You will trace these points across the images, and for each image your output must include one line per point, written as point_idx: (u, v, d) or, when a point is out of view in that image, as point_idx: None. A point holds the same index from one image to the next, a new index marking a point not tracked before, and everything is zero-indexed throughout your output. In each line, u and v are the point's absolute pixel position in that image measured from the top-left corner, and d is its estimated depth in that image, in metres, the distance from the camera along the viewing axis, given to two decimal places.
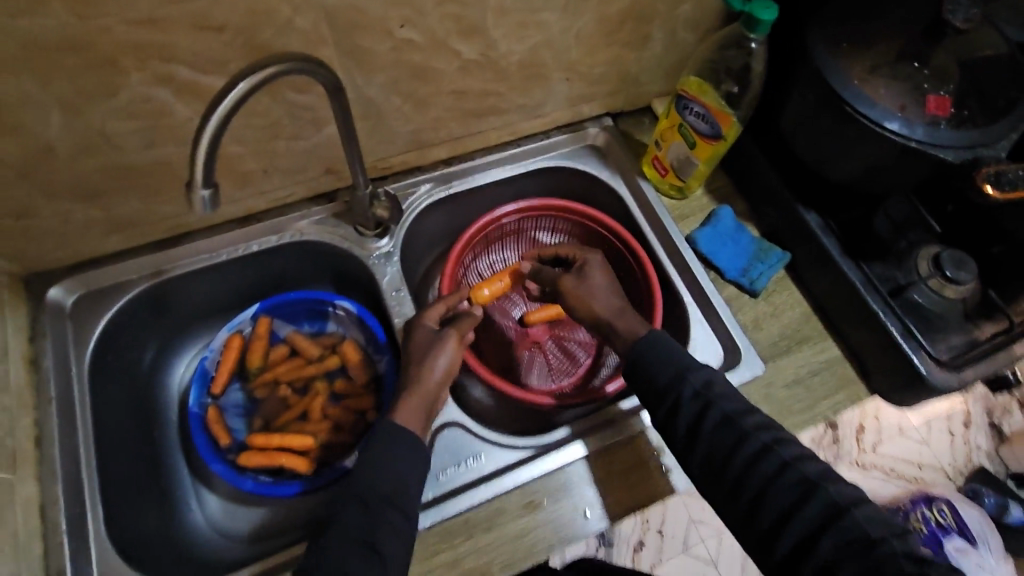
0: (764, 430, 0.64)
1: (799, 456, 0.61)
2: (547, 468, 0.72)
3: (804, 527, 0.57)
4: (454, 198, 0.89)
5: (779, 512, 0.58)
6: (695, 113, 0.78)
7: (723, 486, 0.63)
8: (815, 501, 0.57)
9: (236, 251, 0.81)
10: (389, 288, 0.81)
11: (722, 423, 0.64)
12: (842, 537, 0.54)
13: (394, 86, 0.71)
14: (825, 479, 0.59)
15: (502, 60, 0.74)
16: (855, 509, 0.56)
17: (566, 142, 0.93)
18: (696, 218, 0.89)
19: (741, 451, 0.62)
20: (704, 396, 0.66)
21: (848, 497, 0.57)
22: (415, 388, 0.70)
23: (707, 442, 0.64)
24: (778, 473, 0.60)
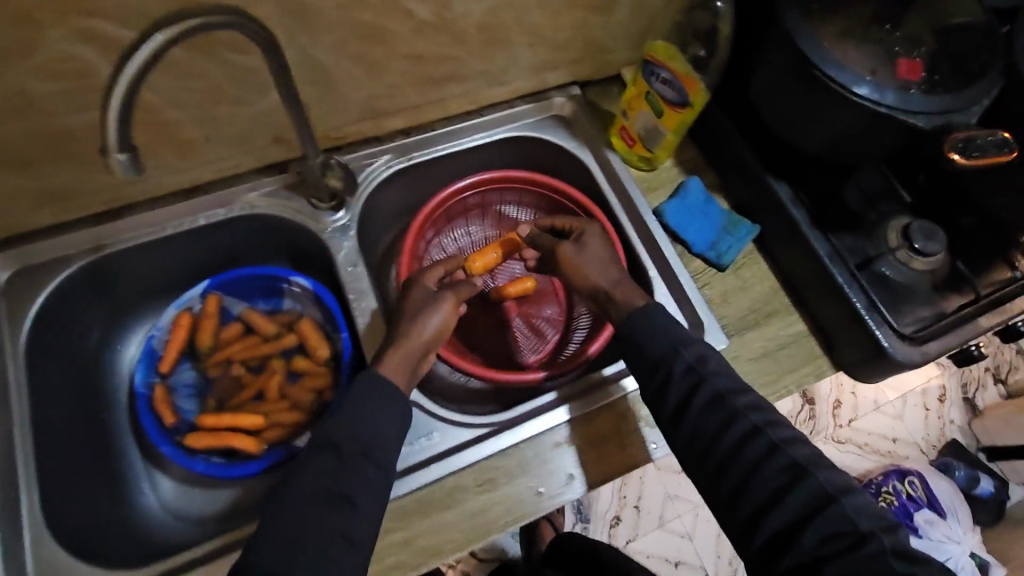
0: (754, 411, 0.64)
1: (787, 440, 0.62)
2: (523, 434, 0.70)
3: (789, 516, 0.58)
4: (415, 169, 0.85)
5: (764, 498, 0.59)
6: (662, 79, 0.74)
7: (708, 469, 0.63)
8: (804, 489, 0.58)
9: (182, 224, 0.77)
10: (344, 264, 0.78)
11: (710, 403, 0.64)
12: (827, 527, 0.56)
13: (343, 49, 0.66)
14: (812, 465, 0.60)
15: (458, 22, 0.70)
16: (842, 499, 0.57)
17: (531, 112, 0.90)
18: (664, 191, 0.86)
19: (731, 434, 0.63)
20: (696, 373, 0.66)
21: (838, 487, 0.58)
22: (404, 341, 0.69)
23: (695, 420, 0.64)
24: (765, 460, 0.61)
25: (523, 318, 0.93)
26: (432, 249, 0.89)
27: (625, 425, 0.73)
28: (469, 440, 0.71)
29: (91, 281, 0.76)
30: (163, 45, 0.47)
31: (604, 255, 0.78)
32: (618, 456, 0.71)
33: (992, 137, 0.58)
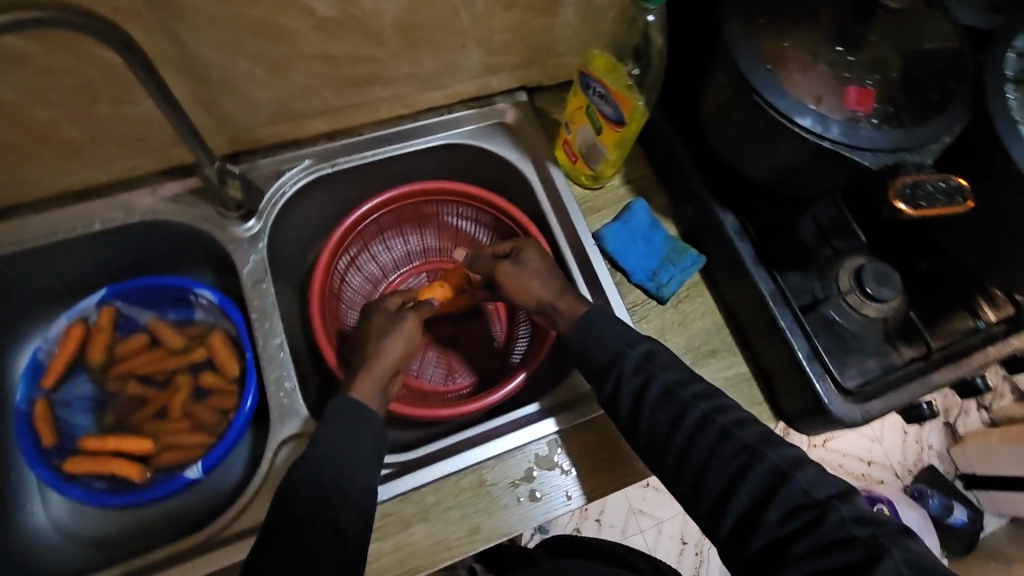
0: (705, 399, 0.60)
1: (739, 424, 0.58)
2: (471, 459, 0.65)
3: (748, 496, 0.53)
4: (339, 177, 0.78)
5: (723, 481, 0.55)
6: (598, 94, 0.68)
7: (667, 461, 0.59)
8: (757, 472, 0.54)
9: (75, 229, 0.70)
10: (250, 280, 0.72)
11: (663, 396, 0.61)
12: (787, 502, 0.51)
13: (235, 46, 0.60)
14: (764, 443, 0.56)
15: (373, 21, 0.63)
16: (798, 472, 0.53)
17: (472, 118, 0.83)
18: (610, 212, 0.80)
19: (682, 425, 0.59)
20: (645, 368, 0.62)
21: (790, 460, 0.54)
22: (372, 363, 0.66)
23: (649, 416, 0.61)
24: (721, 445, 0.56)
25: (460, 335, 0.87)
26: (343, 263, 0.81)
27: (541, 469, 0.66)
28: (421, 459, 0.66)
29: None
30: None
31: (543, 268, 0.72)
32: (531, 506, 0.64)
33: (943, 182, 0.51)
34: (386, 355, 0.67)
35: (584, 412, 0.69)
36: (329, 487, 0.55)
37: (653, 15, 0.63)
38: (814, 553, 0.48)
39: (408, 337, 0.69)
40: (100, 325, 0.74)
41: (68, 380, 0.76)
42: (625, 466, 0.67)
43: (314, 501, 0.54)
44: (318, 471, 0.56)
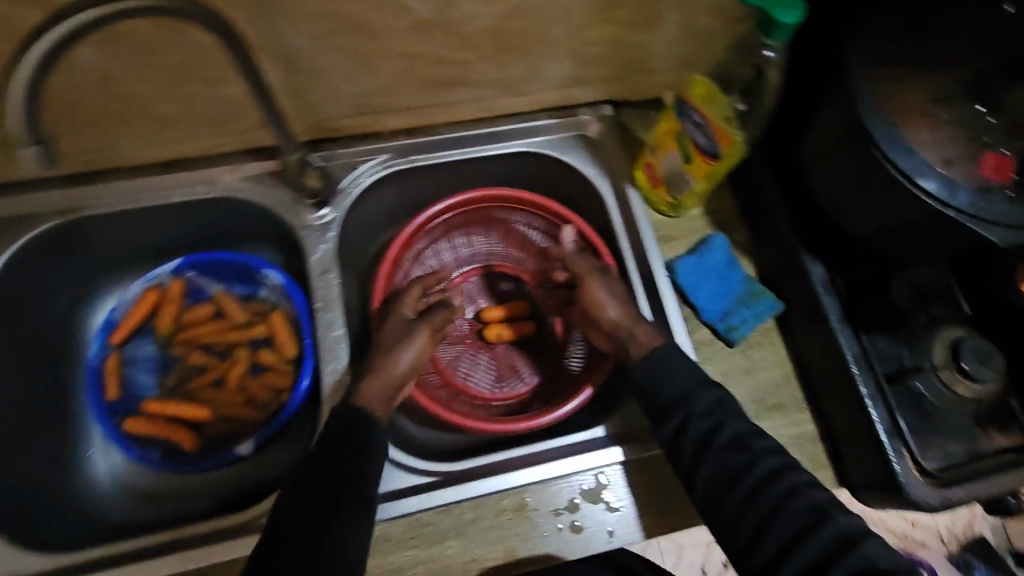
0: (774, 453, 0.58)
1: (809, 483, 0.55)
2: (513, 482, 0.63)
3: (814, 552, 0.51)
4: (413, 173, 0.78)
5: (787, 537, 0.52)
6: (695, 123, 0.64)
7: (727, 510, 0.56)
8: (826, 531, 0.51)
9: (158, 199, 0.72)
10: (316, 267, 0.72)
11: (730, 443, 0.58)
12: (851, 565, 0.49)
13: (329, 40, 0.59)
14: (834, 505, 0.53)
15: (464, 25, 0.61)
16: (864, 540, 0.51)
17: (553, 127, 0.81)
18: (685, 242, 0.76)
19: (748, 477, 0.56)
20: (717, 413, 0.60)
21: (859, 527, 0.52)
22: (376, 373, 0.65)
23: (713, 461, 0.57)
24: (790, 500, 0.54)
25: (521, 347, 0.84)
26: (409, 259, 0.81)
27: (582, 503, 0.64)
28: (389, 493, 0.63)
29: (55, 255, 0.72)
30: (79, 30, 0.42)
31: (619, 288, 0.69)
32: (569, 539, 0.62)
33: None
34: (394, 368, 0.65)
35: (631, 451, 0.66)
36: (342, 471, 0.56)
37: (771, 50, 0.59)
38: None
39: (416, 348, 0.67)
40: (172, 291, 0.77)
41: (137, 339, 0.78)
42: (665, 513, 0.64)
43: (320, 484, 0.55)
44: (334, 449, 0.58)
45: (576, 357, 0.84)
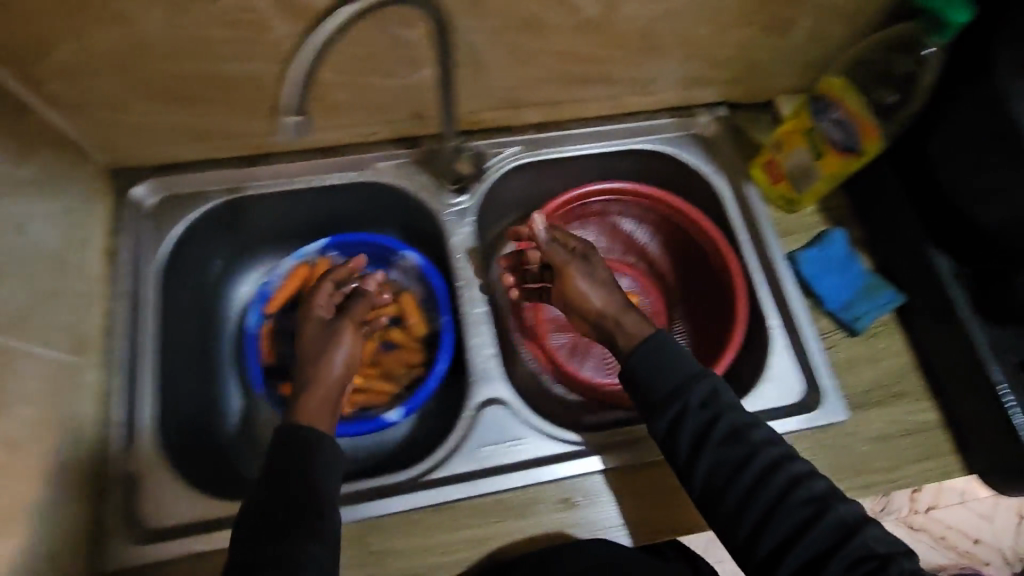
0: (771, 444, 0.59)
1: (803, 473, 0.58)
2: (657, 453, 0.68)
3: (813, 544, 0.55)
4: (542, 166, 0.83)
5: (791, 527, 0.56)
6: (833, 120, 0.69)
7: (729, 500, 0.58)
8: (827, 521, 0.55)
9: (312, 180, 0.78)
10: (457, 248, 0.78)
11: (730, 436, 0.59)
12: (852, 555, 0.54)
13: (501, 37, 0.64)
14: (833, 496, 0.57)
15: (622, 25, 0.66)
16: (860, 524, 0.55)
17: (672, 126, 0.85)
18: (803, 236, 0.80)
19: (748, 469, 0.58)
20: (713, 405, 0.60)
21: (855, 515, 0.56)
22: (313, 385, 0.65)
23: (713, 456, 0.59)
24: (792, 494, 0.56)
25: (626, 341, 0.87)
26: None
27: None
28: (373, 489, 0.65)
29: (215, 227, 0.78)
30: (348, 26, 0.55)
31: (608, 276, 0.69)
32: None
33: None
34: (323, 372, 0.67)
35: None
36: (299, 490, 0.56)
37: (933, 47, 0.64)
38: None
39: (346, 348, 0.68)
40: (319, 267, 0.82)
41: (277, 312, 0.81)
42: None
43: (288, 503, 0.55)
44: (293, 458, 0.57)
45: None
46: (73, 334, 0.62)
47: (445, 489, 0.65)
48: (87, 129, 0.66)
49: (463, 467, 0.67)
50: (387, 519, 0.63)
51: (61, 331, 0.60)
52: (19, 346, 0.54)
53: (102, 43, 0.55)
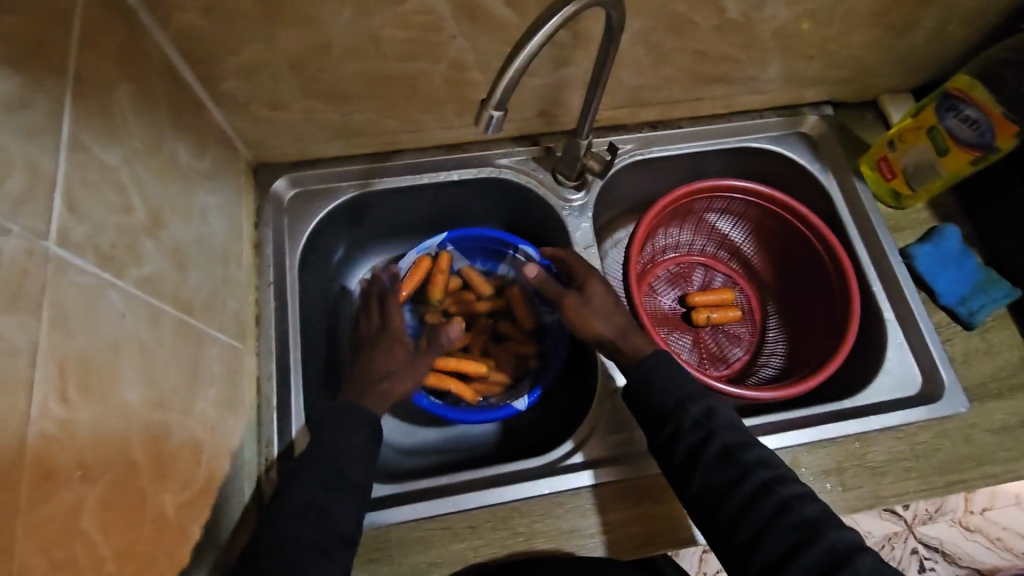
0: (765, 465, 0.57)
1: (795, 497, 0.55)
2: (789, 440, 0.71)
3: (805, 570, 0.51)
4: (654, 162, 0.86)
5: (779, 550, 0.53)
6: (961, 117, 0.71)
7: (721, 516, 0.56)
8: (814, 548, 0.52)
9: (437, 176, 0.80)
10: (579, 243, 0.79)
11: (721, 456, 0.57)
12: None
13: (644, 36, 0.68)
14: (826, 523, 0.53)
15: (758, 25, 0.70)
16: (851, 556, 0.51)
17: (779, 125, 0.87)
18: (913, 232, 0.82)
19: (741, 489, 0.56)
20: (706, 424, 0.59)
21: (849, 543, 0.52)
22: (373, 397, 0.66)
23: (704, 473, 0.57)
24: (781, 518, 0.54)
25: (717, 334, 0.90)
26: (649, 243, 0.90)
27: (847, 467, 0.70)
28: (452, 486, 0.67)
29: (343, 221, 0.80)
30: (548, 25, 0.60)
31: (609, 304, 0.70)
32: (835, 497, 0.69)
33: None
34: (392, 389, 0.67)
35: (885, 421, 0.72)
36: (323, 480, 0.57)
37: None
38: None
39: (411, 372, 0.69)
40: (441, 260, 0.83)
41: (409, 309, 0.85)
42: (926, 478, 0.70)
43: (305, 494, 0.55)
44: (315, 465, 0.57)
45: (775, 348, 0.89)
46: (238, 319, 0.66)
47: (577, 475, 0.67)
48: (245, 126, 0.70)
49: (591, 453, 0.69)
50: (524, 502, 0.66)
51: (230, 318, 0.63)
52: (207, 330, 0.57)
53: (288, 43, 0.59)
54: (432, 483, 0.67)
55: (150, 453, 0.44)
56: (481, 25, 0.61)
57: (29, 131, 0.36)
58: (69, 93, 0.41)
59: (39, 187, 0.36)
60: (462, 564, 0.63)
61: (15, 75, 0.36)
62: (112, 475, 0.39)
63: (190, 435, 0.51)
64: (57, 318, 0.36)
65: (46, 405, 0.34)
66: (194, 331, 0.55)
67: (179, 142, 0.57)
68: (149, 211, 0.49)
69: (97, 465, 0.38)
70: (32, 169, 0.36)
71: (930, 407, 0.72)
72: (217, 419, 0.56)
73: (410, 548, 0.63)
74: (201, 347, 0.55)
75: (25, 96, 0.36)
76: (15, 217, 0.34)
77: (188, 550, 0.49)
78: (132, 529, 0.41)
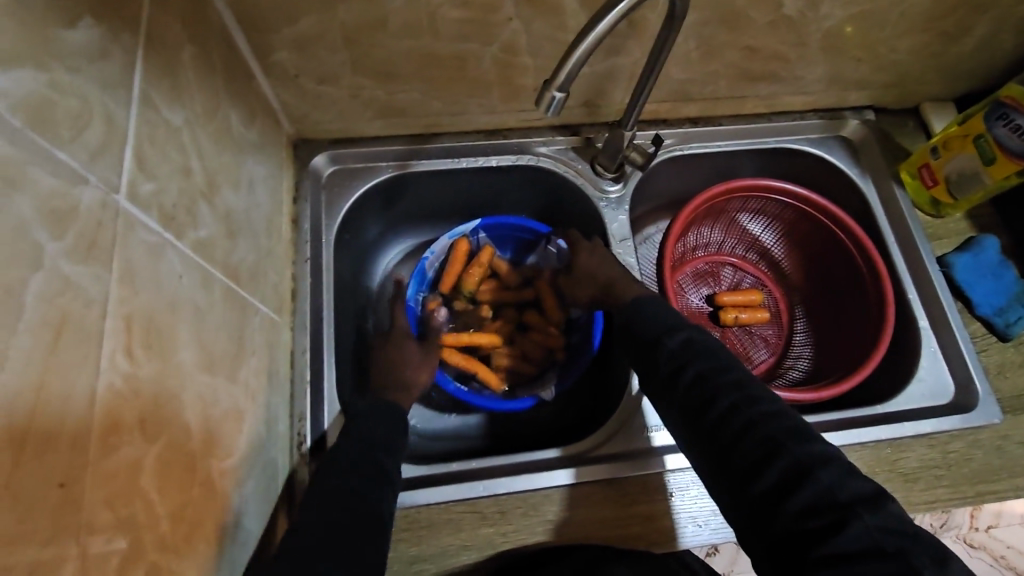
0: (736, 387, 0.55)
1: (766, 415, 0.52)
2: None
3: (770, 484, 0.49)
4: (692, 158, 0.85)
5: (747, 464, 0.51)
6: (1011, 126, 0.70)
7: (696, 436, 0.55)
8: (777, 464, 0.49)
9: (476, 161, 0.79)
10: (615, 236, 0.78)
11: (695, 382, 0.56)
12: (810, 497, 0.47)
13: (698, 29, 0.68)
14: (791, 438, 0.50)
15: (810, 24, 0.70)
16: (820, 470, 0.48)
17: (820, 127, 0.87)
18: (951, 242, 0.82)
19: (712, 409, 0.54)
20: (681, 355, 0.59)
21: (815, 457, 0.49)
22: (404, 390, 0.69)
23: (680, 395, 0.57)
24: (746, 435, 0.52)
25: (743, 334, 0.89)
26: (685, 240, 0.89)
27: (876, 475, 0.69)
28: (479, 471, 0.66)
29: (378, 202, 0.80)
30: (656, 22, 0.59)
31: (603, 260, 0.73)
32: None
33: None
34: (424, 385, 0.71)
35: (917, 428, 0.71)
36: (378, 465, 0.55)
37: None
38: (839, 561, 0.43)
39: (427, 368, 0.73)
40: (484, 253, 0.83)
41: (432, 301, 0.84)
42: (957, 487, 0.69)
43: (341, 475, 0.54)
44: (365, 451, 0.57)
45: (801, 352, 0.89)
46: (276, 292, 0.65)
47: (606, 467, 0.66)
48: (290, 99, 0.69)
49: (622, 446, 0.68)
50: (552, 492, 0.65)
51: (270, 290, 0.63)
52: (251, 301, 0.57)
53: (345, 16, 0.59)
54: (463, 467, 0.67)
55: (201, 421, 0.44)
56: (539, 9, 0.61)
57: (105, 83, 0.36)
58: (140, 48, 0.40)
59: (113, 141, 0.36)
60: (490, 547, 0.63)
61: (96, 26, 0.35)
62: (166, 437, 0.39)
63: (234, 403, 0.50)
64: (125, 272, 0.36)
65: (115, 358, 0.34)
66: (240, 300, 0.54)
67: (231, 110, 0.57)
68: (205, 177, 0.49)
69: (156, 424, 0.38)
70: (109, 122, 0.36)
71: (960, 417, 0.72)
72: (257, 389, 0.56)
73: (439, 529, 0.63)
74: (245, 316, 0.55)
75: (104, 49, 0.36)
76: (92, 168, 0.34)
77: (232, 516, 0.48)
78: (180, 498, 0.40)
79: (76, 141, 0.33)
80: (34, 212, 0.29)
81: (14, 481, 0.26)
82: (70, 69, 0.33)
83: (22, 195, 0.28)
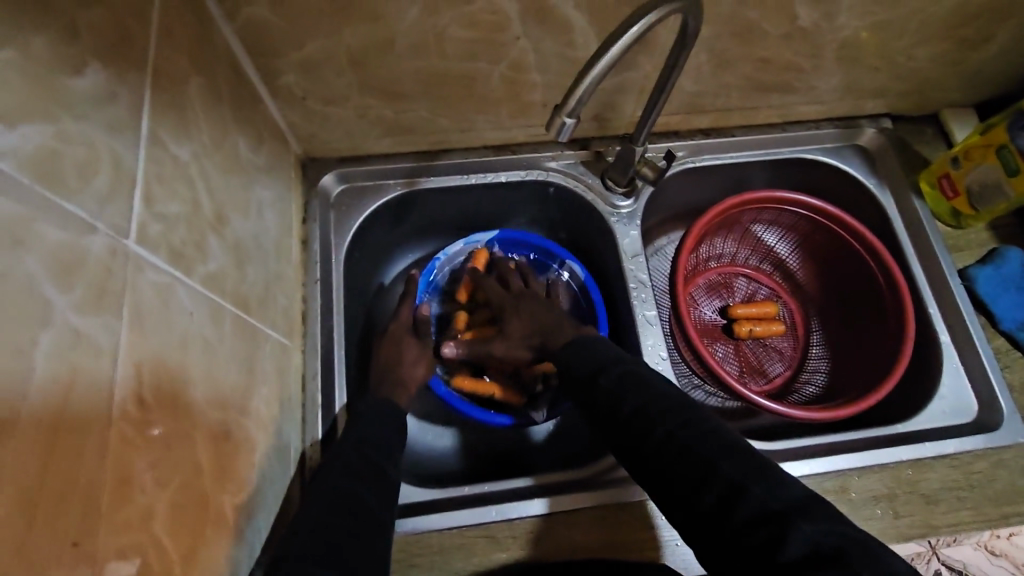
0: (670, 415, 0.54)
1: (699, 436, 0.51)
2: (837, 464, 0.69)
3: (712, 506, 0.48)
4: (704, 170, 0.84)
5: (688, 488, 0.49)
6: None
7: (641, 466, 0.54)
8: (715, 484, 0.48)
9: (484, 177, 0.78)
10: (626, 252, 0.76)
11: (636, 414, 0.55)
12: (748, 515, 0.45)
13: (711, 42, 0.67)
14: (723, 456, 0.49)
15: (826, 36, 0.68)
16: (754, 484, 0.47)
17: (835, 136, 0.85)
18: (972, 253, 0.80)
19: (650, 438, 0.53)
20: (619, 388, 0.58)
21: (750, 472, 0.48)
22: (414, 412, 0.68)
23: (620, 428, 0.56)
24: (683, 459, 0.51)
25: (757, 347, 0.88)
26: (698, 251, 0.88)
27: (897, 496, 0.68)
28: (490, 496, 0.66)
29: (386, 219, 0.79)
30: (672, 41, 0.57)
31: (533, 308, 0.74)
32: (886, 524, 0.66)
33: None
34: None
35: (939, 448, 0.70)
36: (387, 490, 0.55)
37: None
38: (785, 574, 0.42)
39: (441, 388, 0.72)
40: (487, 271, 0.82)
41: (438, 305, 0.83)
42: (981, 509, 0.67)
43: (347, 478, 0.53)
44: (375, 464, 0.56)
45: (818, 365, 0.87)
46: (286, 315, 0.65)
47: (620, 491, 0.65)
48: (298, 120, 0.69)
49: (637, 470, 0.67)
50: (561, 517, 0.64)
51: (280, 314, 0.63)
52: (261, 328, 0.57)
53: (352, 39, 0.59)
54: (474, 491, 0.66)
55: (210, 454, 0.43)
56: (549, 26, 0.60)
57: (112, 126, 0.36)
58: (147, 86, 0.40)
59: (121, 185, 0.36)
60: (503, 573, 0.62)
61: (102, 70, 0.35)
62: (179, 479, 0.38)
63: (245, 435, 0.50)
64: (135, 318, 0.36)
65: (125, 405, 0.33)
66: (249, 328, 0.54)
67: (239, 136, 0.56)
68: (214, 209, 0.49)
69: (167, 467, 0.37)
70: (117, 165, 0.35)
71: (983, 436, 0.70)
72: (268, 417, 0.56)
73: (452, 554, 0.63)
74: (255, 343, 0.55)
75: (112, 91, 0.36)
76: (100, 216, 0.33)
77: (244, 548, 0.48)
78: (192, 537, 0.40)
79: (84, 190, 0.32)
80: (40, 266, 0.28)
81: (27, 543, 0.26)
82: (77, 116, 0.33)
83: (28, 251, 0.28)
